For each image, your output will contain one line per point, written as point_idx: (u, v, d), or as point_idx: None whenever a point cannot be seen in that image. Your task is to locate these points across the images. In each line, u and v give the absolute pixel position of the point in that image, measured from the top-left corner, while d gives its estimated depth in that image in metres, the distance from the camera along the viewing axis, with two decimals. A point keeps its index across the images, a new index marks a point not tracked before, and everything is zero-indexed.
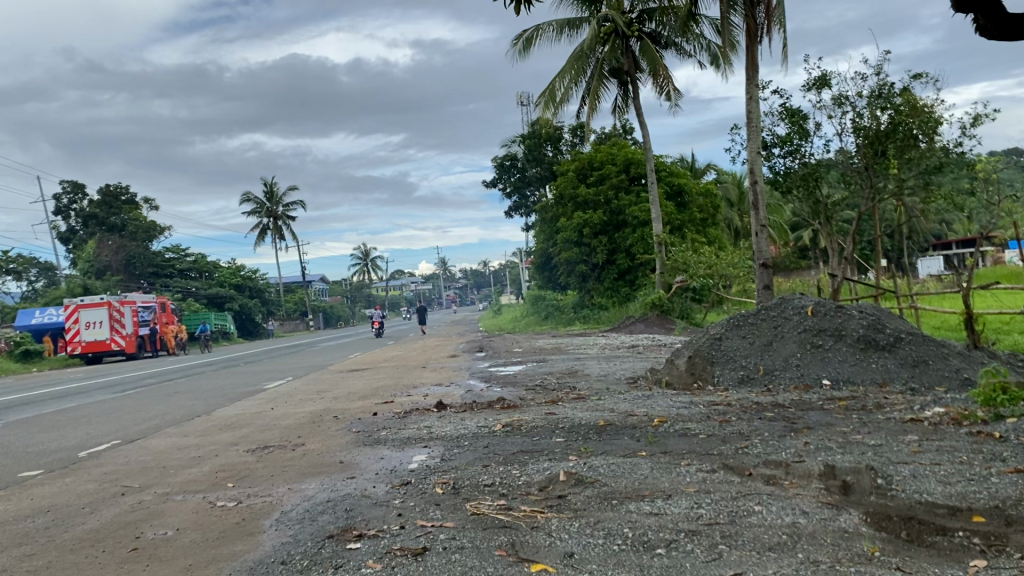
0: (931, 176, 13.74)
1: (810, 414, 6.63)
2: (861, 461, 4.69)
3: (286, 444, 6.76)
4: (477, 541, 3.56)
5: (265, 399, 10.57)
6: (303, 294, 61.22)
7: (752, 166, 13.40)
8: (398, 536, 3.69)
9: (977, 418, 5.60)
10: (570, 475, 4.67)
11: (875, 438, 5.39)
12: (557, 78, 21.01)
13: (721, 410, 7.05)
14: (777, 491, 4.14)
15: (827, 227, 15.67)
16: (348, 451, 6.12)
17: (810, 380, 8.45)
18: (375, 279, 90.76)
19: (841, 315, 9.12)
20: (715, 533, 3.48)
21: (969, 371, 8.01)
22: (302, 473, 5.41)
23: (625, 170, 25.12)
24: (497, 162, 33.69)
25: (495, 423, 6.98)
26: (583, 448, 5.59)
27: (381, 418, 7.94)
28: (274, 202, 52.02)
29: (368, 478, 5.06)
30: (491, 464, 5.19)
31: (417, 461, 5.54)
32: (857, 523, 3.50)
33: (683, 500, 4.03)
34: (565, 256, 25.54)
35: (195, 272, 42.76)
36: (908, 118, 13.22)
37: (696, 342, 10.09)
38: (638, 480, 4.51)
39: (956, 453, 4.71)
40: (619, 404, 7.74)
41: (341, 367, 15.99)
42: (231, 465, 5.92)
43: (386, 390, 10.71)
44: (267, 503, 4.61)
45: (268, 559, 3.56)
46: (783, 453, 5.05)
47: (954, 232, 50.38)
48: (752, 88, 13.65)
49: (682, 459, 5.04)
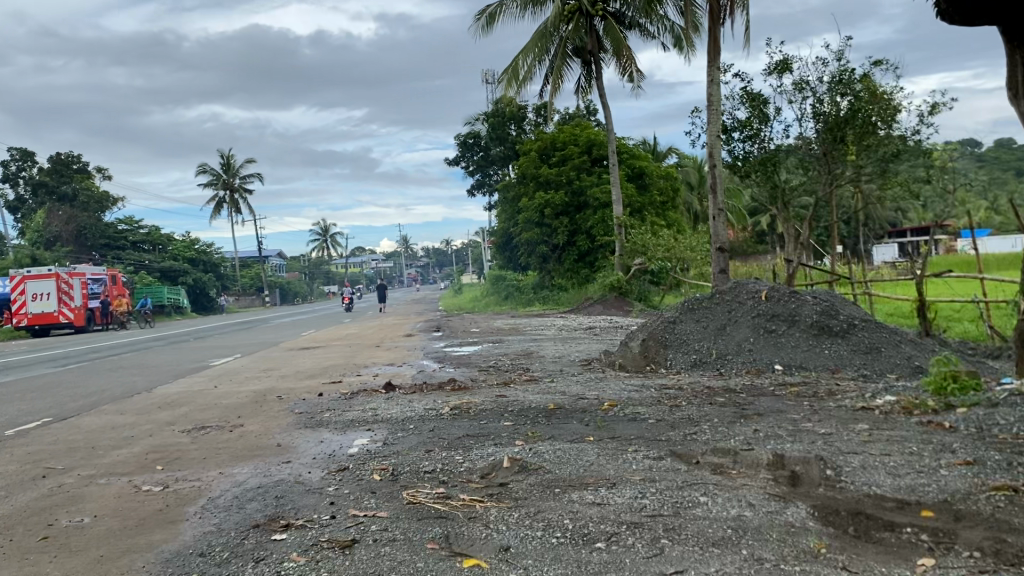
0: (888, 163, 13.82)
1: (762, 400, 6.56)
2: (810, 451, 4.59)
3: (224, 424, 6.51)
4: (410, 533, 3.38)
5: (210, 377, 10.27)
6: (259, 270, 60.34)
7: (712, 149, 13.33)
8: (327, 527, 3.50)
9: (928, 407, 5.55)
10: (514, 461, 4.50)
11: (825, 426, 5.31)
12: (520, 56, 20.71)
13: (673, 394, 6.97)
14: (724, 481, 4.02)
15: (786, 212, 15.70)
16: (287, 434, 5.90)
17: (762, 364, 8.41)
18: (333, 255, 89.90)
19: (796, 300, 9.07)
20: (657, 526, 3.34)
21: (920, 359, 8.02)
22: (236, 456, 5.18)
23: (587, 152, 24.99)
24: (460, 140, 33.34)
25: (444, 405, 6.80)
26: (531, 432, 5.43)
27: (327, 399, 7.71)
28: (231, 174, 51.00)
29: (304, 463, 4.85)
30: (433, 450, 5.00)
31: (359, 445, 5.34)
32: (804, 517, 3.38)
33: (628, 489, 3.90)
34: (526, 237, 25.35)
35: (147, 245, 41.84)
36: (868, 104, 13.26)
37: (651, 325, 10.01)
38: (582, 467, 4.36)
39: (906, 444, 4.63)
40: (571, 386, 7.61)
41: (291, 345, 15.69)
42: (163, 447, 5.67)
43: (335, 370, 10.46)
44: (194, 488, 4.39)
45: (186, 550, 3.32)
46: (732, 441, 4.94)
47: (909, 220, 51.25)
48: (713, 71, 13.56)
49: (630, 445, 4.91)
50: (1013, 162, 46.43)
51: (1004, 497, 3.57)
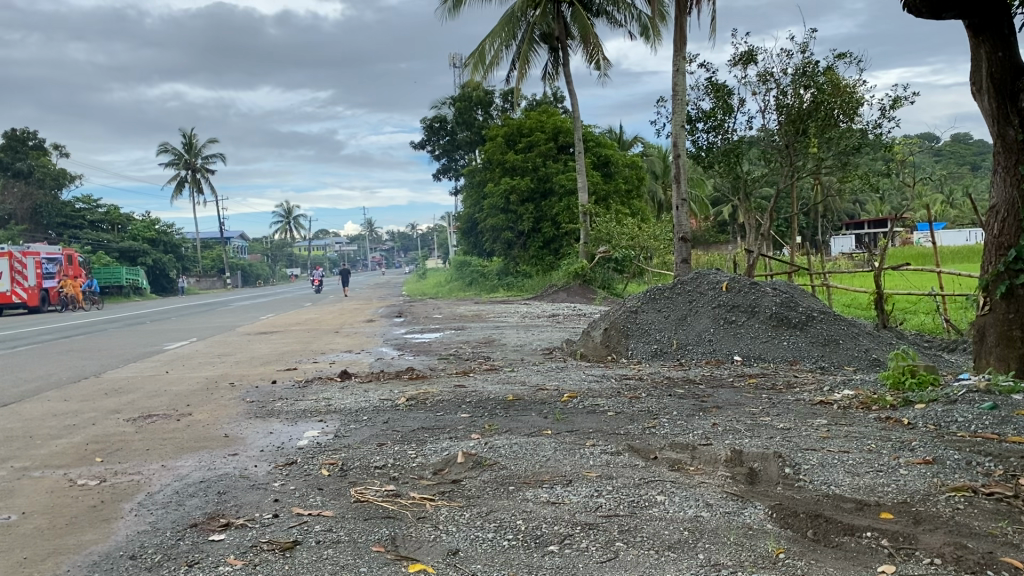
0: (849, 156, 13.87)
1: (721, 392, 6.49)
2: (769, 447, 4.52)
3: (172, 413, 6.30)
4: (356, 534, 3.23)
5: (162, 362, 9.99)
6: (220, 251, 59.48)
7: (676, 139, 13.25)
8: (268, 527, 3.35)
9: (886, 403, 5.52)
10: (468, 456, 4.35)
11: (783, 421, 5.25)
12: (486, 41, 20.51)
13: (632, 385, 6.90)
14: (681, 479, 3.92)
15: (748, 203, 15.72)
16: (236, 424, 5.71)
17: (722, 355, 8.37)
18: (297, 237, 88.97)
19: (756, 291, 9.04)
20: (613, 528, 3.23)
21: (878, 351, 8.03)
22: (180, 448, 4.98)
23: (554, 139, 24.81)
24: (426, 123, 32.98)
25: (399, 395, 6.64)
26: (487, 425, 5.30)
27: (280, 387, 7.52)
28: (192, 154, 50.05)
29: (251, 456, 4.67)
30: (386, 443, 4.84)
31: (309, 437, 5.17)
32: (762, 519, 3.30)
33: (583, 487, 3.78)
34: (491, 223, 25.16)
35: (105, 224, 40.86)
36: (831, 97, 13.23)
37: (612, 315, 9.94)
38: (538, 462, 4.23)
39: (863, 441, 4.59)
40: (531, 376, 7.49)
41: (250, 329, 15.38)
42: (105, 436, 5.45)
43: (291, 356, 10.24)
44: (133, 483, 4.19)
45: (116, 552, 3.14)
46: (691, 436, 4.85)
47: (868, 213, 52.09)
48: (679, 61, 13.48)
49: (587, 439, 4.80)
50: (969, 157, 47.39)
51: (963, 499, 3.52)
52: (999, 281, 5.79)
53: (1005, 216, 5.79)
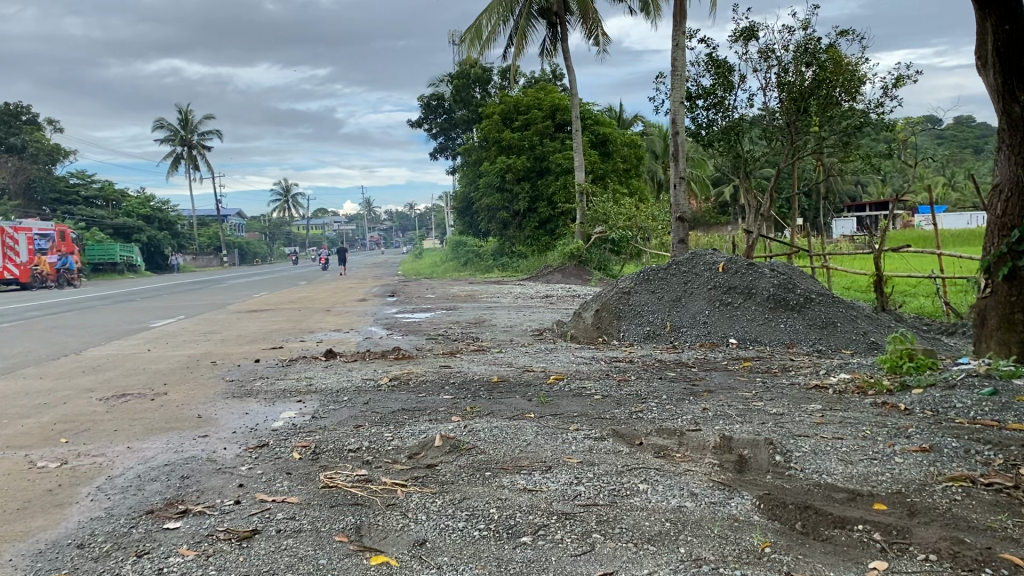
0: (850, 136, 13.65)
1: (713, 375, 6.33)
2: (760, 433, 4.35)
3: (146, 392, 6.11)
4: (319, 523, 3.06)
5: (146, 339, 9.82)
6: (217, 229, 59.13)
7: (675, 116, 13.01)
8: (228, 514, 3.18)
9: (882, 387, 5.35)
10: (445, 440, 4.16)
11: (776, 406, 5.07)
12: (483, 16, 20.21)
13: (622, 368, 6.73)
14: (667, 467, 3.75)
15: (746, 183, 15.53)
16: (211, 404, 5.53)
17: (716, 338, 8.19)
18: (295, 216, 88.57)
19: (753, 272, 8.84)
20: (591, 518, 3.06)
21: (876, 335, 7.85)
22: (149, 429, 4.80)
23: (551, 116, 24.52)
24: (424, 101, 32.59)
25: (382, 375, 6.47)
26: (469, 407, 5.12)
27: (262, 366, 7.34)
28: (188, 130, 49.58)
29: (221, 439, 4.49)
30: (362, 426, 4.65)
31: (285, 418, 5.00)
32: (748, 510, 3.13)
33: (563, 474, 3.61)
34: (487, 202, 24.93)
35: (100, 200, 40.51)
36: (833, 75, 12.99)
37: (606, 295, 9.76)
38: (519, 447, 4.05)
39: (859, 427, 4.42)
40: (519, 358, 7.32)
41: (240, 307, 15.16)
42: (75, 416, 5.28)
43: (278, 334, 10.04)
44: (95, 465, 4.02)
45: (63, 541, 2.97)
46: (679, 421, 4.68)
47: (869, 195, 51.83)
48: (679, 35, 13.22)
49: (572, 424, 4.63)
50: (970, 140, 47.19)
51: (960, 490, 3.36)
52: (1001, 263, 5.60)
53: (1008, 195, 5.61)
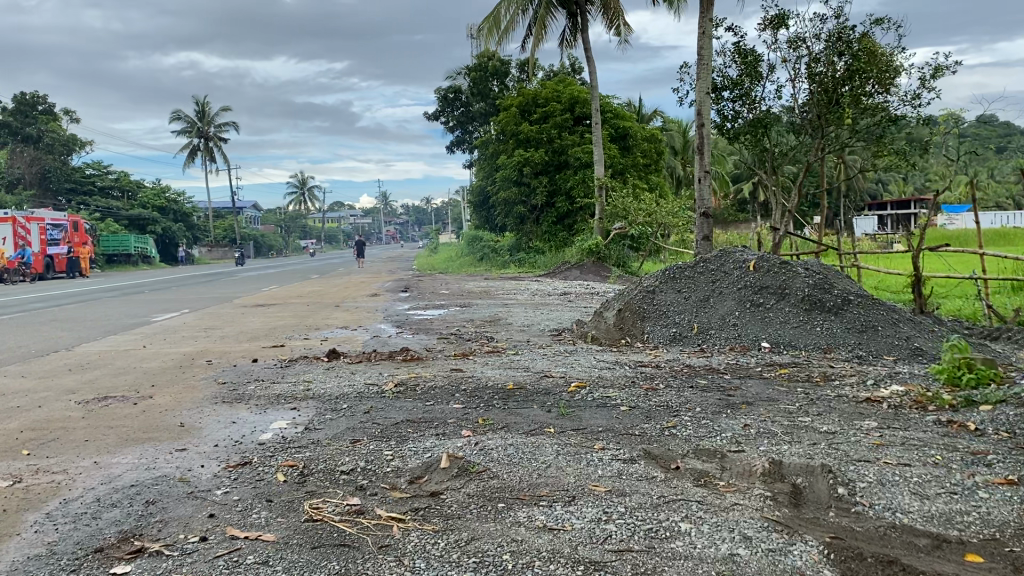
0: (884, 129, 13.00)
1: (750, 384, 5.74)
2: (813, 458, 3.78)
3: (131, 395, 5.61)
4: (296, 572, 2.53)
5: (144, 334, 9.39)
6: (232, 221, 58.91)
7: (700, 107, 12.41)
8: (189, 555, 2.67)
9: (944, 402, 4.77)
10: (453, 461, 3.63)
11: (826, 423, 4.50)
12: (502, 6, 19.70)
13: (649, 374, 6.18)
14: (710, 499, 3.19)
15: (773, 180, 14.90)
16: (198, 411, 5.02)
17: (747, 341, 7.61)
18: (312, 208, 88.26)
19: (786, 271, 8.24)
20: (626, 571, 2.52)
21: (920, 340, 7.23)
22: (124, 439, 4.30)
23: (570, 110, 23.95)
24: (440, 94, 32.01)
25: (387, 380, 5.93)
26: (481, 419, 4.58)
27: (259, 366, 6.84)
28: (206, 122, 49.24)
29: (201, 454, 3.98)
30: (360, 441, 4.12)
31: (276, 429, 4.49)
32: (816, 562, 2.58)
33: (590, 508, 3.07)
34: (504, 196, 24.39)
35: (115, 190, 40.29)
36: (867, 65, 12.32)
37: (628, 294, 9.19)
38: (536, 471, 3.51)
39: (926, 451, 3.85)
40: (536, 361, 6.78)
41: (248, 301, 14.67)
42: (46, 422, 4.80)
43: (282, 331, 9.58)
44: (52, 485, 3.52)
45: None
46: (717, 440, 4.12)
47: (890, 193, 50.84)
48: (705, 23, 12.61)
49: (596, 441, 4.08)
50: None
51: None
52: None
53: None
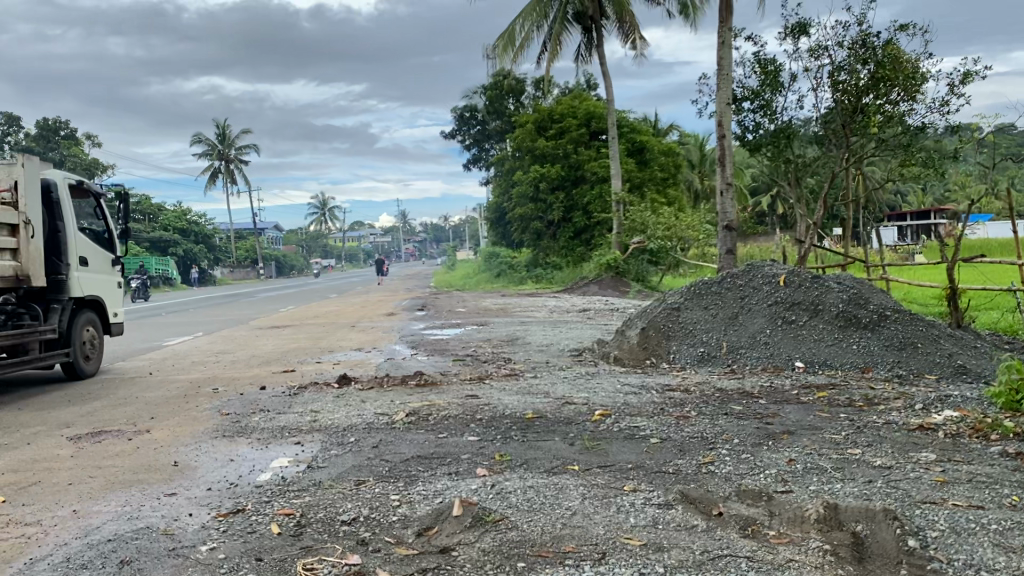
0: (912, 137, 12.54)
1: (788, 411, 5.30)
2: (871, 499, 3.35)
3: (126, 430, 5.26)
4: None
5: (151, 360, 9.04)
6: (253, 242, 58.94)
7: (721, 118, 12.00)
8: None
9: (1006, 430, 4.34)
10: (466, 508, 3.23)
11: (879, 455, 4.07)
12: (516, 21, 19.44)
13: (679, 400, 5.75)
14: (761, 555, 2.78)
15: (796, 192, 14.47)
16: (195, 448, 4.65)
17: (780, 361, 7.18)
18: (332, 228, 88.34)
19: (819, 286, 7.81)
20: None
21: (964, 357, 6.79)
22: (109, 484, 3.93)
23: (586, 124, 23.57)
24: (456, 112, 31.80)
25: (397, 410, 5.54)
26: (497, 455, 4.19)
27: (266, 395, 6.48)
28: (224, 145, 49.29)
29: (191, 500, 3.61)
30: (364, 483, 3.74)
31: (276, 468, 4.12)
32: None
33: (623, 568, 2.65)
34: (520, 212, 24.02)
35: (135, 214, 40.48)
36: (891, 73, 11.84)
37: (653, 310, 8.76)
38: (560, 520, 3.11)
39: (998, 490, 3.42)
40: (557, 386, 6.37)
41: (263, 324, 14.35)
42: (30, 462, 4.44)
43: (293, 355, 9.25)
44: (19, 540, 3.15)
45: None
46: (760, 478, 3.70)
47: (912, 202, 50.15)
48: (725, 31, 12.23)
49: (627, 481, 3.67)
50: None
51: None
52: None
53: None
